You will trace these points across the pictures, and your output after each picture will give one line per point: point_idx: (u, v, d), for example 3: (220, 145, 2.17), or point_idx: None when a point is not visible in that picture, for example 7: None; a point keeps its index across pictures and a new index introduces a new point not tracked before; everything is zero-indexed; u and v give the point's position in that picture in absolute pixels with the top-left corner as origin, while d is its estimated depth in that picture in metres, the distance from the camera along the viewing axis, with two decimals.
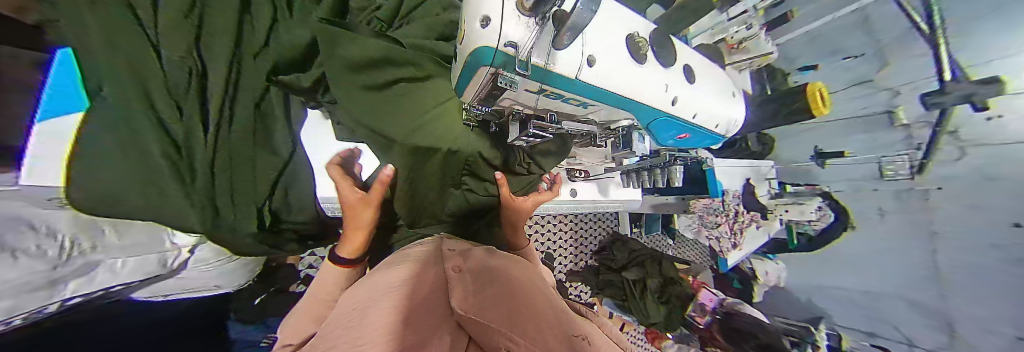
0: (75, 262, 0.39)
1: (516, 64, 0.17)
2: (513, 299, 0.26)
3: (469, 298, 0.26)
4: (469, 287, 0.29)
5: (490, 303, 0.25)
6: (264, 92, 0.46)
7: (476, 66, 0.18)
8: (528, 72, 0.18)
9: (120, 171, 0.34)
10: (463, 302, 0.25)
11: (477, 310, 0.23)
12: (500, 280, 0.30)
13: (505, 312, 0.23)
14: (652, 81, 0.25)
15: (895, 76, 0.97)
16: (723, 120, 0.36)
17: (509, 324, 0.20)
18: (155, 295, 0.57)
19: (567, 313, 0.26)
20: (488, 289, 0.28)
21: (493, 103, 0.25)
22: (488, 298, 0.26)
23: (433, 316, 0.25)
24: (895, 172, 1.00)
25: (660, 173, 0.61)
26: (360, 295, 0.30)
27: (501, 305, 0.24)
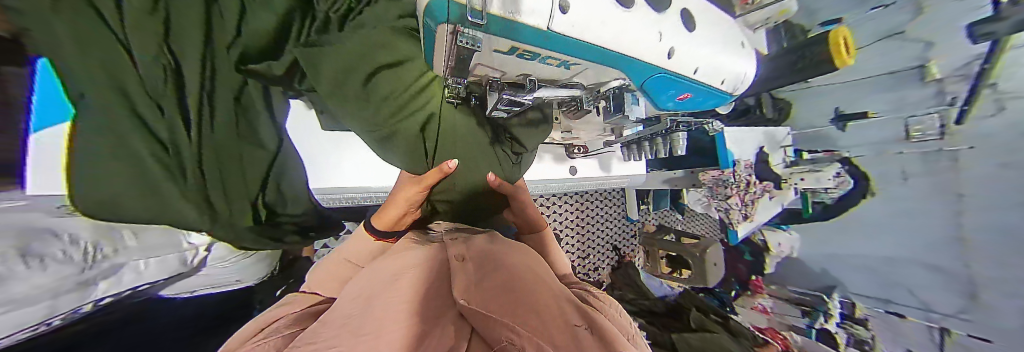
0: (101, 264, 0.40)
1: (471, 17, 0.14)
2: (510, 293, 0.25)
3: (470, 288, 0.26)
4: (471, 275, 0.29)
5: (491, 293, 0.25)
6: (241, 85, 0.47)
7: (435, 23, 0.16)
8: (484, 22, 0.14)
9: (121, 179, 0.34)
10: (464, 293, 0.25)
11: (477, 304, 0.23)
12: (502, 268, 0.30)
13: (506, 301, 0.23)
14: (645, 28, 0.22)
15: (929, 25, 0.89)
16: (729, 74, 0.32)
17: (510, 315, 0.20)
18: (182, 291, 0.60)
19: (566, 300, 0.26)
20: (489, 279, 0.28)
21: (466, 72, 0.23)
22: (490, 288, 0.26)
23: (433, 304, 0.25)
24: (923, 132, 0.95)
25: (662, 142, 0.58)
26: (352, 283, 0.30)
27: (505, 294, 0.24)
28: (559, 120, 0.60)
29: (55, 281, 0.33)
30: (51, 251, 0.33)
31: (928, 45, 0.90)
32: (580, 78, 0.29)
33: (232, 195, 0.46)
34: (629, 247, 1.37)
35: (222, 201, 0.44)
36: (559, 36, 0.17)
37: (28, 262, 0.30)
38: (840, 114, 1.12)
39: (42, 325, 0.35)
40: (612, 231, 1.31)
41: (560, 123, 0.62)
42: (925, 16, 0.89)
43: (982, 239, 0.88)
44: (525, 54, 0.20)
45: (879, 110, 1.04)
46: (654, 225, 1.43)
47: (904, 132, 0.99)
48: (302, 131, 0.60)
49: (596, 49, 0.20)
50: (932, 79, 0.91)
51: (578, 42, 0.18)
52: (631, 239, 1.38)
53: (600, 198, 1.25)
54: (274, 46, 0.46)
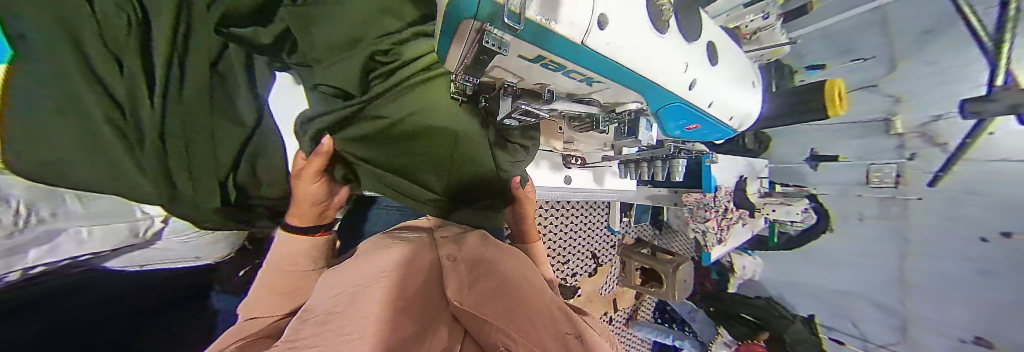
0: (37, 230, 0.34)
1: (506, 17, 0.12)
2: (507, 294, 0.25)
3: (463, 289, 0.26)
4: (465, 276, 0.28)
5: (486, 295, 0.24)
6: (223, 47, 0.42)
7: (459, 19, 0.14)
8: (520, 28, 0.13)
9: (63, 136, 0.29)
10: (458, 295, 0.24)
11: (474, 306, 0.23)
12: (496, 271, 0.29)
13: (501, 305, 0.23)
14: (673, 57, 0.22)
15: (900, 82, 0.96)
16: (736, 112, 0.34)
17: (506, 321, 0.20)
18: (131, 265, 0.54)
19: (561, 306, 0.26)
20: (484, 280, 0.27)
21: (480, 73, 0.22)
22: (482, 291, 0.25)
23: (426, 306, 0.24)
24: (881, 179, 1.04)
25: (660, 165, 0.59)
26: (329, 284, 0.27)
27: (499, 297, 0.24)
28: (563, 130, 0.60)
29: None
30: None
31: (896, 101, 0.98)
32: (597, 96, 0.28)
33: (197, 170, 0.41)
34: (607, 256, 1.41)
35: (187, 175, 0.40)
36: (592, 51, 0.16)
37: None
38: (815, 155, 1.19)
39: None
40: (593, 240, 1.34)
41: (563, 133, 0.62)
42: (899, 74, 0.96)
43: (922, 281, 1.00)
44: (550, 64, 0.19)
45: (850, 156, 1.11)
46: (632, 238, 1.48)
47: (866, 178, 1.07)
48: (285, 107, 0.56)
49: (623, 71, 0.20)
50: (895, 132, 1.00)
51: (608, 60, 0.18)
52: (610, 249, 1.42)
53: (585, 207, 1.27)
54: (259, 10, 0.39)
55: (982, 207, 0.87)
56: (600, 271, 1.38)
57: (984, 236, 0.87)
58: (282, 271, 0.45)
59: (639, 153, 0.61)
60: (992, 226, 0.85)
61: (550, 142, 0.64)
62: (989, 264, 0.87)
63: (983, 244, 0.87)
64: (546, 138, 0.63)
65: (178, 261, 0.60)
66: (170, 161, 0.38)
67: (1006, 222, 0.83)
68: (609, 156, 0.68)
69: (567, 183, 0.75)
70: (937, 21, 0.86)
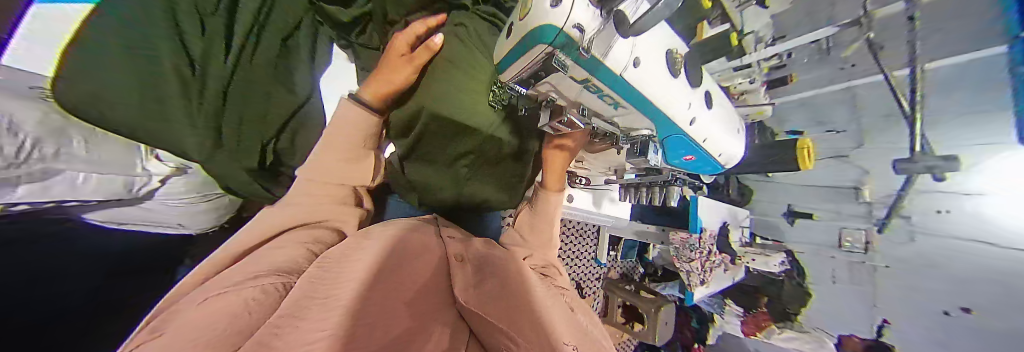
0: (35, 166, 0.35)
1: (577, 48, 0.17)
2: (511, 295, 0.27)
3: (469, 290, 0.27)
4: (471, 280, 0.30)
5: (489, 297, 0.26)
6: (292, 30, 0.51)
7: (534, 43, 0.18)
8: (586, 54, 0.18)
9: (126, 77, 0.31)
10: (465, 294, 0.26)
11: (477, 303, 0.25)
12: (497, 272, 0.32)
13: (503, 306, 0.25)
14: (680, 97, 0.27)
15: (868, 157, 1.07)
16: (727, 150, 0.39)
17: (507, 322, 0.22)
18: (109, 221, 0.52)
19: (554, 310, 0.28)
20: (489, 283, 0.30)
21: (529, 85, 0.26)
22: (487, 292, 0.27)
23: (432, 301, 0.26)
24: (852, 243, 1.10)
25: (659, 191, 0.63)
26: (340, 251, 0.28)
27: (498, 297, 0.26)
28: (573, 152, 0.65)
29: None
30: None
31: (865, 171, 1.08)
32: (619, 119, 0.32)
33: (245, 129, 0.44)
34: (592, 288, 1.41)
35: (234, 132, 0.42)
36: (625, 82, 0.21)
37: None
38: (791, 211, 1.27)
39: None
40: (580, 268, 1.34)
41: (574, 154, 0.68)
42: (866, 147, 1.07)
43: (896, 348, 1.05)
44: (591, 87, 0.23)
45: (823, 216, 1.20)
46: (618, 272, 1.49)
47: (839, 240, 1.14)
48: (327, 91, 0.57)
49: (645, 101, 0.25)
50: (866, 199, 1.08)
51: (635, 89, 0.23)
52: (596, 281, 1.42)
53: (576, 234, 1.29)
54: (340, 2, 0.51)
55: (944, 281, 0.94)
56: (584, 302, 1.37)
57: (946, 310, 0.95)
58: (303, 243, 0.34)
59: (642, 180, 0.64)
60: (950, 300, 0.94)
61: None
62: (948, 336, 0.96)
63: (945, 316, 0.95)
64: None
65: (160, 226, 0.59)
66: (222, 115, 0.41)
67: (963, 299, 0.92)
68: (610, 179, 0.73)
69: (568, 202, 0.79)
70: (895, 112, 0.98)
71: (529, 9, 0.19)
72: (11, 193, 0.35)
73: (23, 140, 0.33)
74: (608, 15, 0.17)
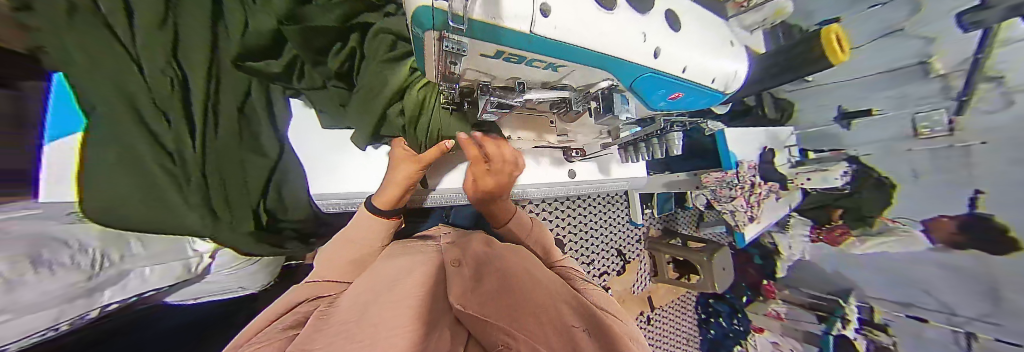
0: (108, 271, 0.38)
1: (449, 21, 0.14)
2: (513, 294, 0.26)
3: (467, 292, 0.26)
4: (468, 278, 0.28)
5: (489, 297, 0.25)
6: (246, 94, 0.49)
7: (422, 30, 0.16)
8: (464, 27, 0.15)
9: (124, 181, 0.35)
10: (462, 297, 0.25)
11: (476, 305, 0.24)
12: (497, 269, 0.31)
13: (506, 308, 0.24)
14: (630, 31, 0.22)
15: (927, 23, 0.85)
16: (721, 72, 0.32)
17: (509, 320, 0.23)
18: (186, 298, 0.60)
19: (561, 297, 0.28)
20: (490, 282, 0.28)
21: (455, 77, 0.24)
22: (488, 292, 0.26)
23: (434, 307, 0.26)
24: (931, 128, 0.93)
25: (659, 143, 0.58)
26: (341, 295, 0.30)
27: (505, 298, 0.25)
28: (555, 122, 0.59)
29: (63, 288, 0.30)
30: (59, 258, 0.31)
31: (929, 41, 0.87)
32: (569, 80, 0.29)
33: (232, 200, 0.45)
34: (634, 252, 1.36)
35: (224, 206, 0.44)
36: (544, 38, 0.18)
37: (37, 269, 0.27)
38: (843, 112, 1.09)
39: (46, 332, 0.32)
40: (617, 235, 1.30)
41: (556, 126, 0.60)
42: (920, 14, 0.86)
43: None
44: (511, 57, 0.20)
45: (883, 107, 1.02)
46: (657, 229, 1.42)
47: (913, 131, 0.97)
48: (303, 136, 0.60)
49: (581, 52, 0.21)
50: (935, 74, 0.89)
51: (563, 45, 0.19)
52: (636, 243, 1.36)
53: (602, 203, 1.25)
54: (271, 45, 0.45)
55: None
56: (629, 267, 1.32)
57: None
58: (351, 248, 0.41)
59: (633, 134, 0.56)
60: None
61: (544, 137, 0.61)
62: None
63: None
64: (539, 133, 0.60)
65: (225, 292, 0.66)
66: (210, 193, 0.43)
67: None
68: (606, 144, 0.66)
69: (571, 177, 0.75)
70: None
71: None
72: (100, 298, 0.38)
73: (94, 254, 0.36)
74: None
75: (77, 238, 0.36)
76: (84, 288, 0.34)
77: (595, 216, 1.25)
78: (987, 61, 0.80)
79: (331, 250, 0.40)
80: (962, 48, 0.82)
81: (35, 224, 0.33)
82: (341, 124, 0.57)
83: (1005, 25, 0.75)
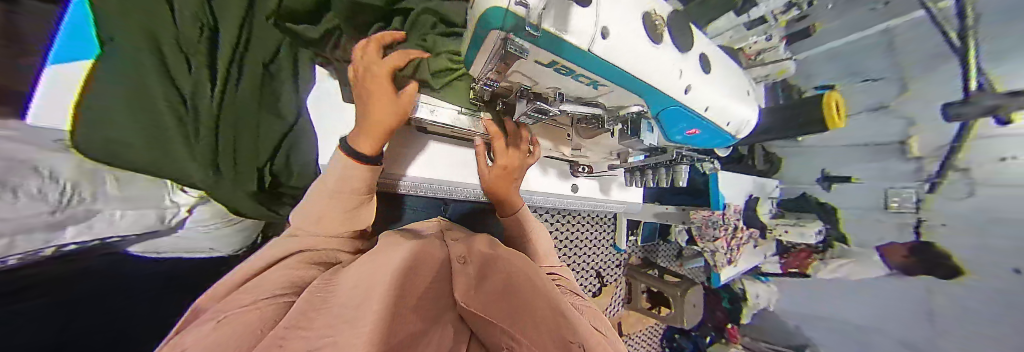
0: (75, 209, 0.37)
1: (526, 26, 0.16)
2: (513, 297, 0.28)
3: (471, 291, 0.27)
4: (472, 277, 0.30)
5: (491, 298, 0.27)
6: (275, 55, 0.48)
7: (489, 29, 0.18)
8: (537, 33, 0.17)
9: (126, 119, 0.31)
10: (466, 295, 0.26)
11: (481, 305, 0.25)
12: (500, 271, 0.32)
13: (506, 307, 0.26)
14: (670, 66, 0.25)
15: (913, 104, 0.95)
16: (735, 117, 0.35)
17: (510, 321, 0.24)
18: (148, 251, 0.53)
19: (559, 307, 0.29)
20: (494, 284, 0.30)
21: (504, 77, 0.26)
22: (489, 293, 0.28)
23: (435, 301, 0.27)
24: (900, 203, 1.01)
25: (665, 173, 0.61)
26: (340, 270, 0.29)
27: (511, 303, 0.27)
28: (571, 136, 0.60)
29: (23, 220, 0.29)
30: (30, 186, 0.29)
31: (909, 124, 0.97)
32: (603, 99, 0.31)
33: (239, 157, 0.42)
34: (613, 275, 1.37)
35: (230, 161, 0.41)
36: (596, 56, 0.20)
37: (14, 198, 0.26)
38: (826, 176, 1.17)
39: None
40: (599, 257, 1.32)
41: (572, 139, 0.62)
42: (909, 94, 0.96)
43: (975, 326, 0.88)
44: (561, 69, 0.22)
45: (863, 177, 1.09)
46: (639, 257, 1.44)
47: (883, 203, 1.04)
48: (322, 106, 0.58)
49: (624, 75, 0.23)
50: (913, 155, 0.98)
51: (609, 65, 0.21)
52: (616, 268, 1.38)
53: (591, 222, 1.26)
54: (314, 9, 0.46)
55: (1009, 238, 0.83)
56: (606, 291, 1.33)
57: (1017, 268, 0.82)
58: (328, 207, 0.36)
59: (644, 160, 0.59)
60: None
61: (559, 148, 0.63)
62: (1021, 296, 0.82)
63: (1018, 275, 0.82)
64: (555, 143, 0.61)
65: (193, 251, 0.59)
66: (219, 148, 0.39)
67: None
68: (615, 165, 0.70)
69: (573, 191, 0.76)
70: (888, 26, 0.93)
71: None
72: (59, 237, 0.37)
73: (65, 186, 0.34)
74: None
75: (48, 164, 0.33)
76: (44, 222, 0.33)
77: (582, 235, 1.26)
78: (961, 150, 0.89)
79: (311, 199, 0.36)
80: (939, 137, 0.92)
81: None
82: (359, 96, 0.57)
83: (978, 122, 0.85)
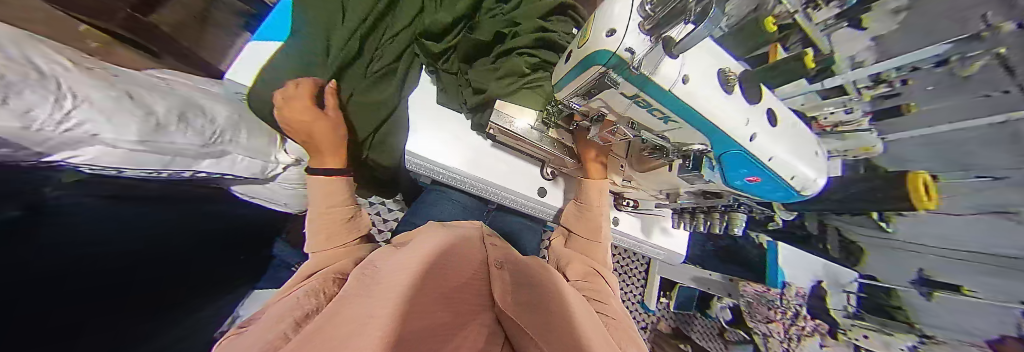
0: (218, 147, 0.52)
1: (625, 65, 0.23)
2: (544, 314, 0.30)
3: (504, 296, 0.30)
4: (507, 285, 0.33)
5: (523, 307, 0.29)
6: (400, 56, 0.63)
7: (593, 63, 0.26)
8: (635, 72, 0.24)
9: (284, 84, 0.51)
10: (502, 299, 0.29)
11: (514, 311, 0.27)
12: (530, 289, 0.34)
13: (540, 323, 0.27)
14: (736, 112, 0.28)
15: None
16: (800, 172, 0.33)
17: (543, 334, 0.25)
18: (244, 193, 0.70)
19: (577, 326, 0.31)
20: (521, 298, 0.32)
21: (588, 99, 0.34)
22: (520, 302, 0.30)
23: (474, 299, 0.30)
24: None
25: (717, 218, 0.58)
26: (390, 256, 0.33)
27: (534, 311, 0.29)
28: (622, 168, 0.62)
29: (173, 143, 0.43)
30: (192, 120, 0.47)
31: None
32: (670, 133, 0.34)
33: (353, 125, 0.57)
34: None
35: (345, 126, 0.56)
36: (673, 95, 0.25)
37: (166, 120, 0.42)
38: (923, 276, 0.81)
39: (156, 171, 0.47)
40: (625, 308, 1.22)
41: (624, 170, 0.62)
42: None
43: None
44: (641, 102, 0.29)
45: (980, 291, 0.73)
46: (669, 325, 1.29)
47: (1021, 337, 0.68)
48: (420, 100, 0.67)
49: (691, 113, 0.27)
50: None
51: (681, 101, 0.26)
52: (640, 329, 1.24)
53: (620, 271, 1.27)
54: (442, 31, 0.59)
55: None
56: None
57: None
58: (332, 224, 0.48)
59: (694, 202, 0.58)
60: None
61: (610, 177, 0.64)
62: None
63: None
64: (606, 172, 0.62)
65: (272, 202, 0.76)
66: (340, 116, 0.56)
67: None
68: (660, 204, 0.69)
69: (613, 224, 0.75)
70: (992, 117, 0.56)
71: (591, 39, 0.27)
72: (198, 163, 0.51)
73: (217, 128, 0.52)
74: (657, 39, 0.22)
75: (216, 111, 0.54)
76: (196, 150, 0.48)
77: None
78: None
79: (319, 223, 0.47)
80: None
81: (188, 93, 0.51)
82: (447, 98, 0.67)
83: None
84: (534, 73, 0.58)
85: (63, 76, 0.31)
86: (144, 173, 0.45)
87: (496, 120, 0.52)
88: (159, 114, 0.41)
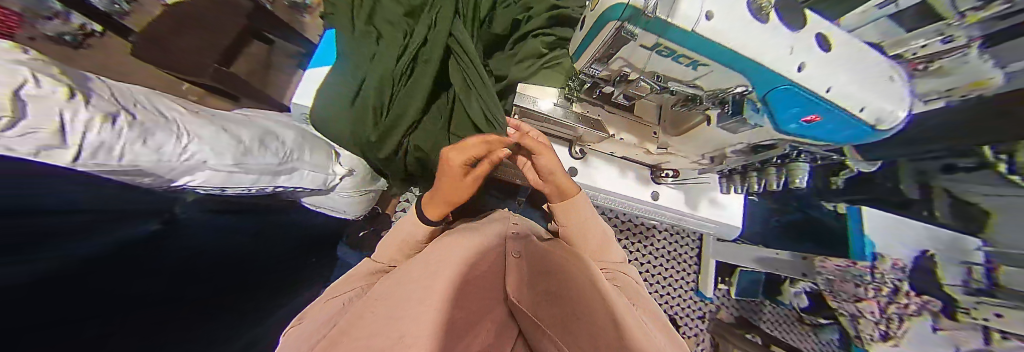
0: (288, 165, 0.64)
1: (642, 13, 0.24)
2: (566, 299, 0.26)
3: (521, 287, 0.27)
4: (527, 275, 0.30)
5: (542, 299, 0.26)
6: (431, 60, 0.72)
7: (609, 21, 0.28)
8: (652, 17, 0.23)
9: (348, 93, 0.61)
10: (518, 292, 0.26)
11: (531, 304, 0.25)
12: (554, 271, 0.31)
13: (558, 315, 0.24)
14: (773, 44, 0.26)
15: None
16: (870, 102, 0.28)
17: (560, 329, 0.22)
18: (313, 203, 0.82)
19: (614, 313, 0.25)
20: (542, 287, 0.28)
21: (608, 63, 0.35)
22: (540, 293, 0.27)
23: (489, 294, 0.28)
24: None
25: (774, 170, 0.54)
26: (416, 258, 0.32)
27: (555, 304, 0.26)
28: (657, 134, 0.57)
29: (248, 164, 0.55)
30: (267, 144, 0.61)
31: None
32: (702, 81, 0.34)
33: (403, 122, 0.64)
34: (693, 328, 1.12)
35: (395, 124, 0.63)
36: (698, 34, 0.24)
37: (247, 145, 0.56)
38: None
39: (250, 188, 0.60)
40: (678, 297, 1.12)
41: (658, 137, 0.57)
42: None
43: None
44: (664, 51, 0.29)
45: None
46: (732, 315, 1.15)
47: None
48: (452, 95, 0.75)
49: (722, 51, 0.26)
50: None
51: (708, 40, 0.25)
52: (697, 320, 1.13)
53: (670, 260, 1.13)
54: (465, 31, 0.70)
55: None
56: None
57: None
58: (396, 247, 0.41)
59: (746, 159, 0.54)
60: None
61: (644, 146, 0.58)
62: None
63: None
64: (639, 139, 0.57)
65: (335, 210, 0.87)
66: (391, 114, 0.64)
67: None
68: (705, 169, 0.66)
69: (654, 199, 0.72)
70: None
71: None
72: (276, 180, 0.63)
73: (282, 151, 0.63)
74: None
75: (285, 136, 0.68)
76: (273, 169, 0.61)
77: (659, 273, 1.12)
78: None
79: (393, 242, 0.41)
80: None
81: (258, 127, 0.64)
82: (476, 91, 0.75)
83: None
84: (548, 54, 0.66)
85: (181, 123, 0.48)
86: (243, 190, 0.59)
87: (521, 101, 0.53)
88: (246, 142, 0.57)
